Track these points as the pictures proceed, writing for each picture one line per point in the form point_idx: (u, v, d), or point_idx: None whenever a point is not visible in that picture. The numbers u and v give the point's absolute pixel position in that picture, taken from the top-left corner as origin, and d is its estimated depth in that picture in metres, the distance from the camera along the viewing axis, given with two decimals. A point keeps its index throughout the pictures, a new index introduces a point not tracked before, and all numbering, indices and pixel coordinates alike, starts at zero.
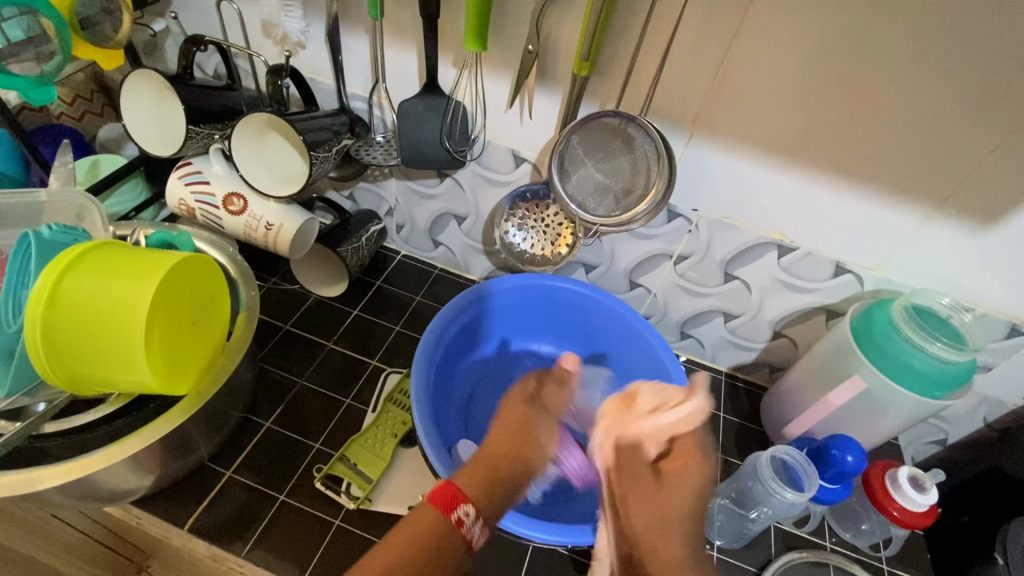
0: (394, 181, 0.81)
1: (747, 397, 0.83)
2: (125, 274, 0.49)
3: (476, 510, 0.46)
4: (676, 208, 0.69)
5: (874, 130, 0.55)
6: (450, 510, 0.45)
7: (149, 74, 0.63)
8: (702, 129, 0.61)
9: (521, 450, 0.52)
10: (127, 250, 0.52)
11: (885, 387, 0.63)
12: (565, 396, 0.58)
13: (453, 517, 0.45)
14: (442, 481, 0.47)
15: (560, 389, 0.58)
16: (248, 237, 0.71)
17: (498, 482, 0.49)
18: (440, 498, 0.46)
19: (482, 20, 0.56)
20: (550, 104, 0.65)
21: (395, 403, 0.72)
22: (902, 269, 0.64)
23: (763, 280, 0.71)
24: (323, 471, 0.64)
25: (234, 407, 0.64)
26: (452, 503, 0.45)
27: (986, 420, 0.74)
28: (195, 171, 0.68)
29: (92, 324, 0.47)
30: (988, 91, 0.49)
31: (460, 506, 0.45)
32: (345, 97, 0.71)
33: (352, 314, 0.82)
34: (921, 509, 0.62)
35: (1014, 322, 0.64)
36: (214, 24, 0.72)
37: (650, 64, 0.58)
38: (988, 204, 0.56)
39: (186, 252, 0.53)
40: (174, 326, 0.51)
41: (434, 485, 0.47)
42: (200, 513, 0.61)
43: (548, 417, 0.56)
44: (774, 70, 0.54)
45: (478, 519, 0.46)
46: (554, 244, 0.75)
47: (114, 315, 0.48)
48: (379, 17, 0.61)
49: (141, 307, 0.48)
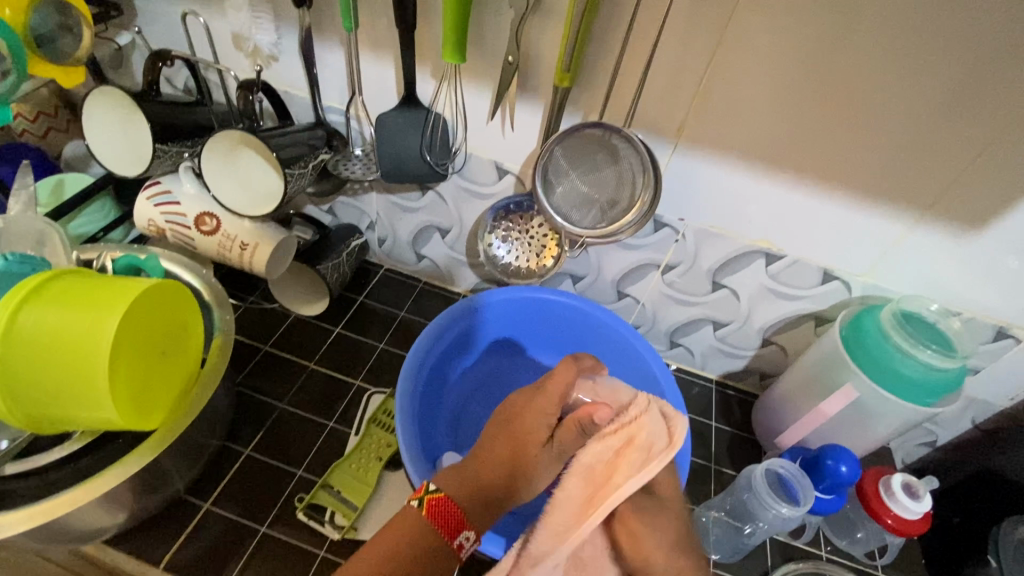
0: (375, 195, 0.79)
1: (738, 405, 0.82)
2: (88, 304, 0.47)
3: (474, 535, 0.47)
4: (663, 218, 0.68)
5: (860, 138, 0.54)
6: (453, 535, 0.45)
7: (107, 91, 0.60)
8: (687, 139, 0.60)
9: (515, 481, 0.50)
10: (91, 279, 0.49)
11: (876, 395, 0.62)
12: (573, 434, 0.52)
13: (456, 541, 0.45)
14: (443, 498, 0.46)
15: (571, 423, 0.52)
16: (222, 257, 0.68)
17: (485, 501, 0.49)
18: (442, 516, 0.45)
19: (461, 30, 0.55)
20: (531, 115, 0.63)
21: (379, 425, 0.69)
22: (889, 275, 0.64)
23: (751, 288, 0.71)
24: (305, 501, 0.62)
25: (211, 436, 0.61)
26: (456, 527, 0.45)
27: (975, 421, 0.74)
28: (164, 190, 0.65)
29: (52, 360, 0.45)
30: (972, 96, 0.49)
31: (462, 531, 0.45)
32: (321, 110, 0.69)
33: (335, 332, 0.80)
34: (916, 517, 0.61)
35: (1000, 325, 0.64)
36: (182, 37, 0.69)
37: (633, 73, 0.57)
38: (973, 208, 0.56)
39: (154, 279, 0.51)
40: (140, 359, 0.48)
41: (436, 499, 0.46)
42: (176, 549, 0.58)
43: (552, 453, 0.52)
44: (758, 79, 0.54)
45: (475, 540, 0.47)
46: (539, 256, 0.74)
47: (77, 349, 0.45)
48: (354, 29, 0.59)
49: (106, 339, 0.45)
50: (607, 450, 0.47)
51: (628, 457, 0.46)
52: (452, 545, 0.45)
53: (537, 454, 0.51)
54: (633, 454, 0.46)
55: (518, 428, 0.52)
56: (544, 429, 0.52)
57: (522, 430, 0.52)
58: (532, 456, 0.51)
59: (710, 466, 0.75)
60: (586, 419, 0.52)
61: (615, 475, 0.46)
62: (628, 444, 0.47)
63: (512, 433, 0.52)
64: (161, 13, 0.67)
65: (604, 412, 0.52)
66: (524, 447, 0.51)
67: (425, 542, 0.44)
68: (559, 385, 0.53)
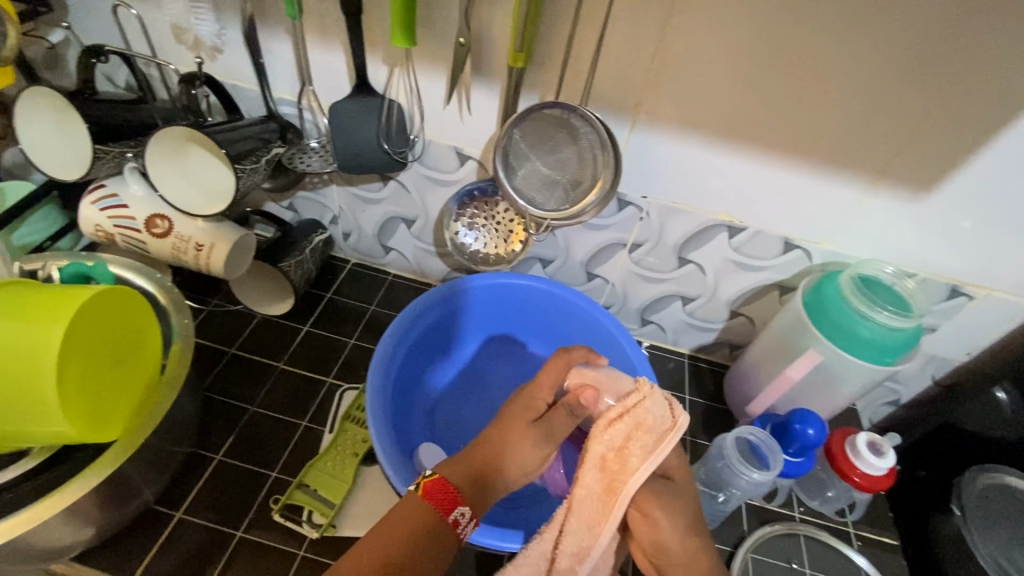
0: (335, 187, 0.77)
1: (710, 377, 0.84)
2: (27, 317, 0.44)
3: (471, 513, 0.46)
4: (626, 197, 0.68)
5: (812, 106, 0.55)
6: (448, 511, 0.45)
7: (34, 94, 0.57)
8: (644, 116, 0.60)
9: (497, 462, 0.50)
10: (31, 289, 0.47)
11: (838, 358, 0.64)
12: (567, 419, 0.53)
13: (450, 517, 0.45)
14: (437, 478, 0.47)
15: (563, 407, 0.53)
16: (177, 260, 0.66)
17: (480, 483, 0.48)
18: (438, 495, 0.45)
19: (408, 13, 0.53)
20: (488, 99, 0.62)
21: (353, 421, 0.69)
22: (847, 241, 0.65)
23: (716, 262, 0.72)
24: (280, 502, 0.61)
25: (178, 443, 0.60)
26: (450, 504, 0.45)
27: (934, 377, 0.78)
28: (109, 194, 0.62)
29: None
30: (916, 60, 0.50)
31: (457, 507, 0.46)
32: (272, 102, 0.67)
33: (304, 330, 0.78)
34: (881, 473, 0.64)
35: (954, 284, 0.66)
36: (116, 31, 0.66)
37: (587, 51, 0.56)
38: (922, 171, 0.57)
39: (101, 285, 0.49)
40: (91, 367, 0.47)
41: (430, 479, 0.46)
42: (152, 558, 0.57)
43: (541, 435, 0.52)
44: (711, 50, 0.53)
45: (472, 518, 0.46)
46: (506, 242, 0.74)
47: (18, 366, 0.43)
48: (299, 16, 0.57)
49: (51, 354, 0.43)
50: (615, 440, 0.49)
51: (630, 449, 0.49)
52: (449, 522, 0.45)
53: (524, 432, 0.52)
54: (635, 447, 0.49)
55: (507, 415, 0.54)
56: (533, 412, 0.53)
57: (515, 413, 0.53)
58: (520, 430, 0.52)
59: (686, 438, 0.76)
60: (575, 400, 0.53)
61: (625, 467, 0.48)
62: (631, 432, 0.50)
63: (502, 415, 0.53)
64: (91, 7, 0.64)
65: (595, 396, 0.53)
66: (512, 425, 0.52)
67: (421, 523, 0.44)
68: (552, 373, 0.56)
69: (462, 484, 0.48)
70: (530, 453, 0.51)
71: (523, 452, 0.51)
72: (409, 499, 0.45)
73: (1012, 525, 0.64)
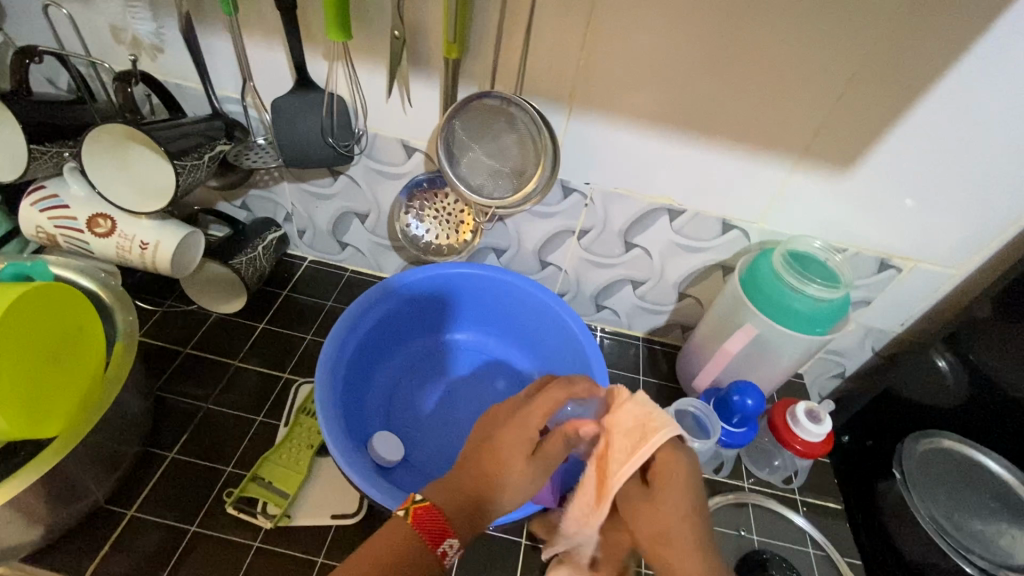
0: (286, 184, 0.78)
1: (665, 358, 0.86)
2: None
3: (459, 543, 0.47)
4: (570, 183, 0.70)
5: (735, 89, 0.58)
6: (437, 543, 0.46)
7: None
8: (580, 103, 0.62)
9: (490, 495, 0.49)
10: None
11: (773, 331, 0.66)
12: (559, 444, 0.51)
13: (439, 550, 0.45)
14: (428, 506, 0.47)
15: (558, 435, 0.51)
16: (122, 260, 0.66)
17: (470, 517, 0.48)
18: (427, 526, 0.46)
19: (341, 8, 0.54)
20: (429, 90, 0.64)
21: (308, 414, 0.69)
22: (780, 219, 0.68)
23: (660, 245, 0.74)
24: (234, 495, 0.61)
25: (128, 441, 0.60)
26: (439, 536, 0.46)
27: (873, 347, 0.82)
28: (50, 195, 0.62)
29: None
30: (825, 43, 0.53)
31: (446, 539, 0.46)
32: (215, 100, 0.67)
33: (260, 327, 0.79)
34: (819, 439, 0.67)
35: (882, 257, 0.70)
36: (49, 31, 0.65)
37: (517, 40, 0.58)
38: (841, 149, 0.61)
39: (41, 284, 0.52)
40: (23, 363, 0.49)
41: (420, 509, 0.47)
42: (103, 557, 0.57)
43: (537, 468, 0.50)
44: (635, 38, 0.56)
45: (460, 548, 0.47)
46: (457, 233, 0.76)
47: None
48: (235, 13, 0.58)
49: None
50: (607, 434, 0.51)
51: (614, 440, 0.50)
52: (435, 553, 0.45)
53: (523, 467, 0.49)
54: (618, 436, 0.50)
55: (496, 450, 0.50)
56: (528, 442, 0.50)
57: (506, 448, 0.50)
58: (519, 468, 0.49)
59: None
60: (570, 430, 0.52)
61: (614, 461, 0.49)
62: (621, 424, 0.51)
63: (494, 446, 0.50)
64: (22, 8, 0.63)
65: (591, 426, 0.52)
66: (504, 457, 0.50)
67: (409, 556, 0.44)
68: (545, 402, 0.52)
69: (454, 515, 0.47)
70: (524, 484, 0.50)
71: (521, 481, 0.50)
72: (394, 529, 0.46)
73: (952, 490, 0.66)
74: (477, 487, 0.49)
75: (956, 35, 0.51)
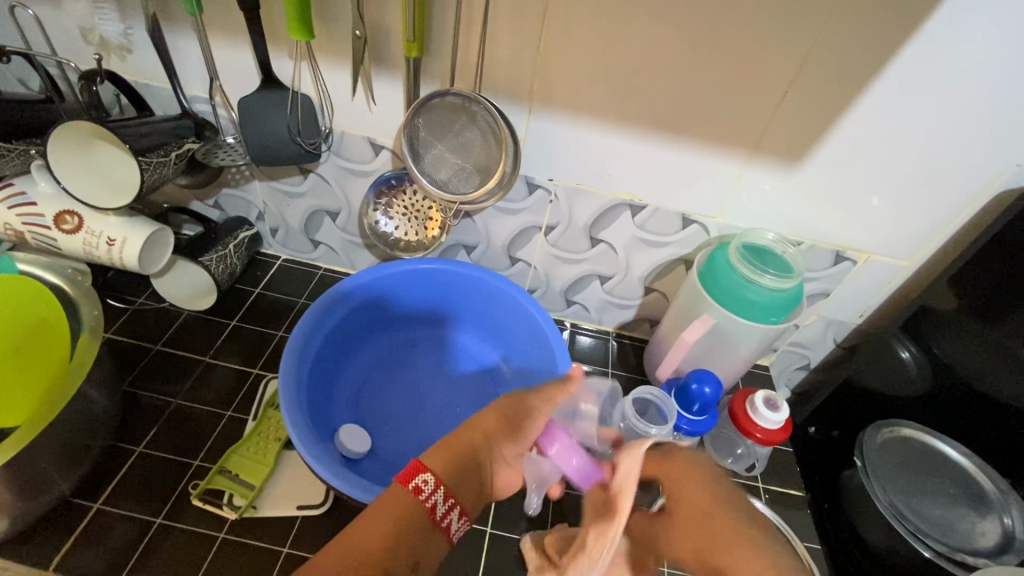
0: (257, 183, 0.79)
1: (633, 353, 0.88)
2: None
3: (436, 481, 0.48)
4: (534, 179, 0.71)
5: (687, 86, 0.60)
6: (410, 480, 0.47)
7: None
8: (540, 101, 0.64)
9: (480, 448, 0.53)
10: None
11: (729, 321, 0.69)
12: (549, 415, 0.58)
13: (412, 485, 0.47)
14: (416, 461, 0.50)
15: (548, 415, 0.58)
16: (89, 256, 0.67)
17: (460, 465, 0.51)
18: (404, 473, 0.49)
19: (302, 8, 0.56)
20: (393, 89, 0.65)
21: (277, 408, 0.70)
22: (737, 213, 0.70)
23: (624, 240, 0.76)
24: (200, 487, 0.62)
25: (94, 434, 0.60)
26: (412, 474, 0.48)
27: (836, 340, 0.83)
28: (17, 192, 0.63)
29: None
30: (768, 40, 0.55)
31: (420, 476, 0.48)
32: (184, 100, 0.68)
33: (231, 325, 0.80)
34: (777, 426, 0.69)
35: (837, 250, 0.72)
36: (17, 32, 0.66)
37: (475, 39, 0.60)
38: (790, 144, 0.63)
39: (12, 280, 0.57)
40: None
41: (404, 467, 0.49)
42: (67, 549, 0.57)
43: (516, 430, 0.56)
44: (587, 38, 0.58)
45: (439, 489, 0.47)
46: (425, 228, 0.78)
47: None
48: (199, 13, 0.59)
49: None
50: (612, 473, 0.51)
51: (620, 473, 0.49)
52: (425, 506, 0.47)
53: (493, 428, 0.55)
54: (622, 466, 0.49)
55: (519, 421, 0.56)
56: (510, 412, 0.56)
57: (529, 420, 0.57)
58: (496, 430, 0.55)
59: None
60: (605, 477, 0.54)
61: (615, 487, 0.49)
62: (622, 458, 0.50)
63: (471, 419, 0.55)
64: None
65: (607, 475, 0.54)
66: (483, 424, 0.54)
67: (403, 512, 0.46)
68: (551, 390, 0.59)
69: (441, 465, 0.50)
70: (505, 441, 0.55)
71: (502, 440, 0.55)
72: (393, 492, 0.47)
73: (910, 478, 0.67)
74: (468, 442, 0.53)
75: (891, 33, 0.53)
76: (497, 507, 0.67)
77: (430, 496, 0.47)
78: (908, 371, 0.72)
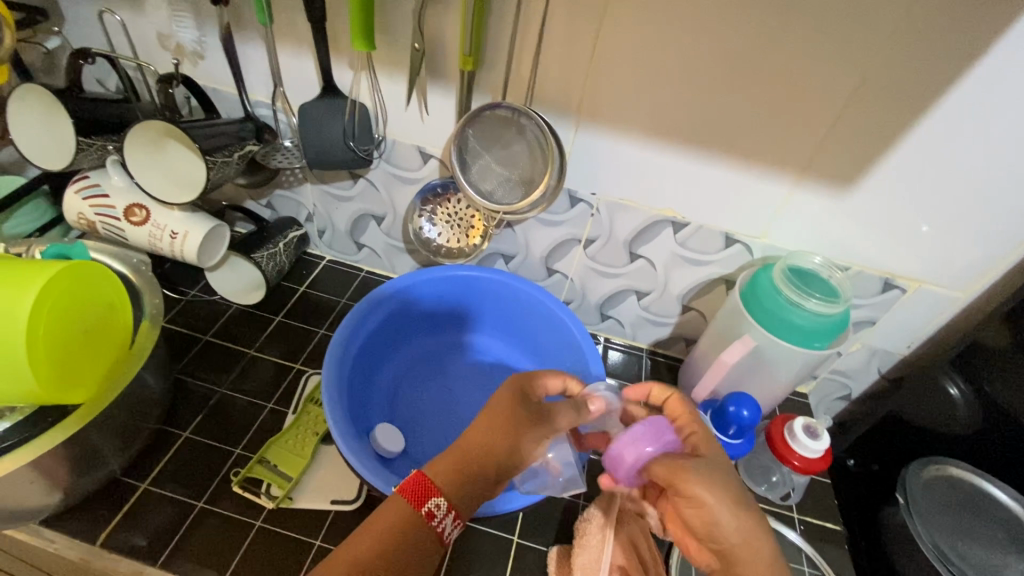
0: (309, 185, 0.82)
1: (667, 371, 0.87)
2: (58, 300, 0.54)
3: (447, 503, 0.48)
4: (577, 193, 0.72)
5: (734, 107, 0.60)
6: (421, 502, 0.48)
7: (38, 90, 0.61)
8: (588, 116, 0.65)
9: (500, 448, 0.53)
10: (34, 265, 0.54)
11: (770, 342, 0.68)
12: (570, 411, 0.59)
13: (423, 509, 0.48)
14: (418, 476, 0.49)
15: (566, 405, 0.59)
16: (153, 247, 0.72)
17: (467, 472, 0.51)
18: (411, 491, 0.48)
19: (366, 22, 0.59)
20: (445, 100, 0.68)
21: (316, 403, 0.73)
22: (782, 234, 0.70)
23: (665, 256, 0.75)
24: (240, 474, 0.64)
25: (145, 416, 0.64)
26: (423, 496, 0.48)
27: (880, 370, 0.81)
28: (92, 184, 0.69)
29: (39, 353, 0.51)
30: (825, 61, 0.55)
31: (431, 498, 0.48)
32: (248, 104, 0.72)
33: (276, 321, 0.82)
34: (817, 455, 0.67)
35: (885, 277, 0.70)
36: (103, 37, 0.71)
37: (528, 55, 0.62)
38: (840, 169, 0.62)
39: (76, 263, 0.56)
40: (80, 336, 0.55)
41: (406, 477, 0.49)
42: (114, 526, 0.60)
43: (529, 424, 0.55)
44: (639, 56, 0.59)
45: (449, 510, 0.49)
46: (466, 236, 0.79)
47: (59, 329, 0.53)
48: (269, 23, 0.62)
49: (75, 323, 0.55)
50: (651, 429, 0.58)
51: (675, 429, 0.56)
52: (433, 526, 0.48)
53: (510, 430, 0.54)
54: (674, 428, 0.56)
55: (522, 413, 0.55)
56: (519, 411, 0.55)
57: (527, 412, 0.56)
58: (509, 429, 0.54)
59: None
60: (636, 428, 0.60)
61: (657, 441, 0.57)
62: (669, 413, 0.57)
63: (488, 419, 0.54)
64: (81, 14, 0.70)
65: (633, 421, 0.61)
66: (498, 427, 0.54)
67: (412, 536, 0.47)
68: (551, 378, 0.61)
69: (444, 480, 0.50)
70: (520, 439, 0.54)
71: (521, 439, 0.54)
72: (403, 508, 0.48)
73: (958, 521, 0.64)
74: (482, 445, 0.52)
75: (954, 57, 0.52)
76: (525, 516, 0.67)
77: (440, 520, 0.48)
78: (959, 409, 0.68)
